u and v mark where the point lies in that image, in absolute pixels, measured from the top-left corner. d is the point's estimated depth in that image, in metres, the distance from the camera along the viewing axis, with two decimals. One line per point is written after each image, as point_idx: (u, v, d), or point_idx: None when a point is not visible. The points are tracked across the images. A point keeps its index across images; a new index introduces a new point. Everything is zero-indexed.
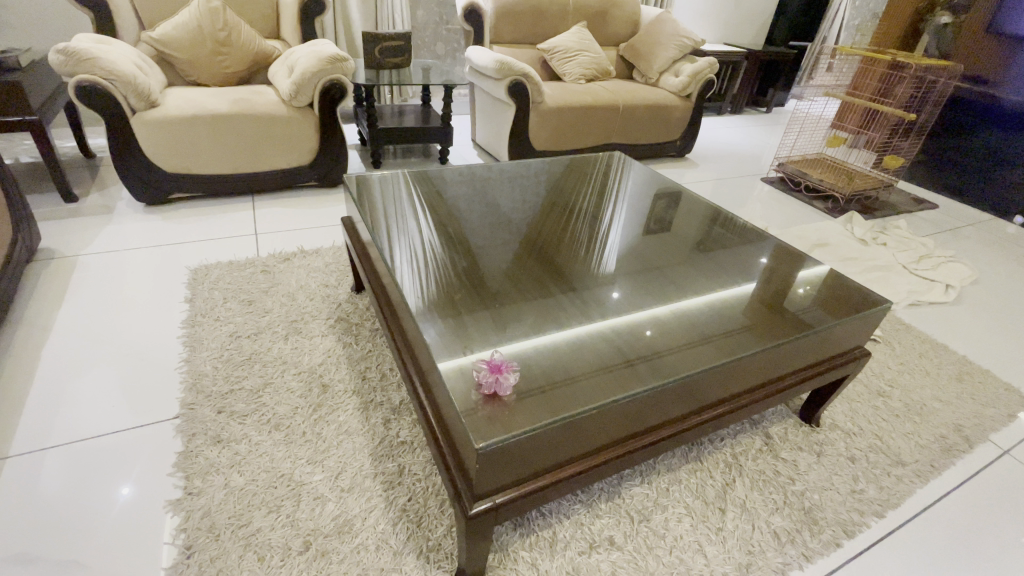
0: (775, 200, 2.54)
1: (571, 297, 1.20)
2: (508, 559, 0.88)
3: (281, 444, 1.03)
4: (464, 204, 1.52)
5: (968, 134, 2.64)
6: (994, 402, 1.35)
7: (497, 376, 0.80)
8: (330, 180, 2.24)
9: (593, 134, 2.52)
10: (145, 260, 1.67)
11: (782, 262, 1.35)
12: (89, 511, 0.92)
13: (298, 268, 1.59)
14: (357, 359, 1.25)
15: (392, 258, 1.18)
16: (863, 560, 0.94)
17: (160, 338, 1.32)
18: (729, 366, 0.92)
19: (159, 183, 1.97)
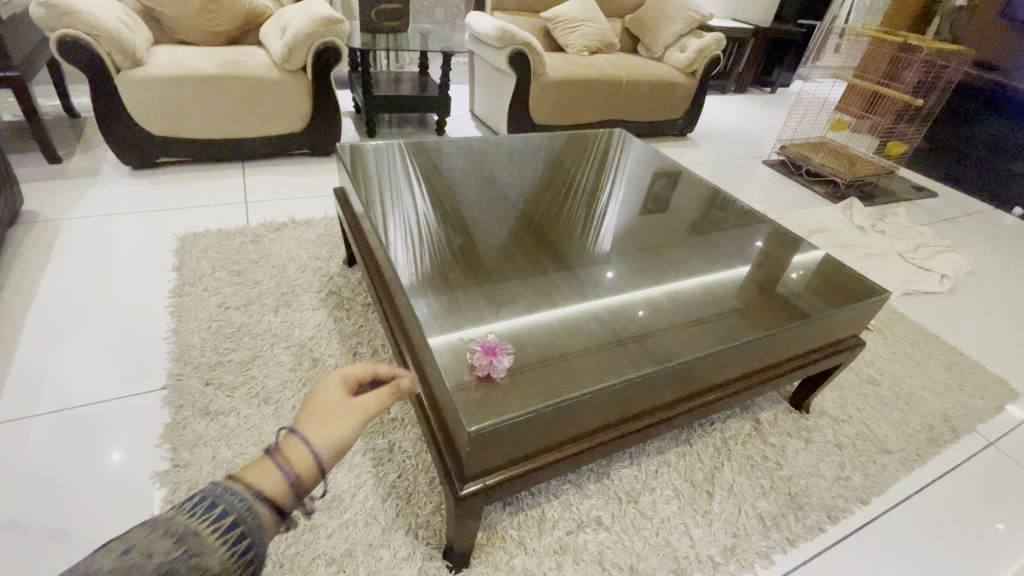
0: (776, 183, 2.51)
1: (566, 276, 1.18)
2: (496, 537, 0.89)
3: (269, 417, 1.02)
4: (461, 178, 1.48)
5: (972, 122, 2.61)
6: (982, 393, 1.36)
7: (490, 359, 0.79)
8: (322, 148, 2.18)
9: (594, 108, 2.46)
10: (133, 225, 1.62)
11: (781, 247, 1.33)
12: (77, 480, 0.91)
13: (288, 239, 1.56)
14: (348, 334, 1.23)
15: (385, 232, 1.15)
16: (845, 546, 0.96)
17: (147, 307, 1.30)
18: (725, 352, 0.91)
19: (144, 147, 1.91)
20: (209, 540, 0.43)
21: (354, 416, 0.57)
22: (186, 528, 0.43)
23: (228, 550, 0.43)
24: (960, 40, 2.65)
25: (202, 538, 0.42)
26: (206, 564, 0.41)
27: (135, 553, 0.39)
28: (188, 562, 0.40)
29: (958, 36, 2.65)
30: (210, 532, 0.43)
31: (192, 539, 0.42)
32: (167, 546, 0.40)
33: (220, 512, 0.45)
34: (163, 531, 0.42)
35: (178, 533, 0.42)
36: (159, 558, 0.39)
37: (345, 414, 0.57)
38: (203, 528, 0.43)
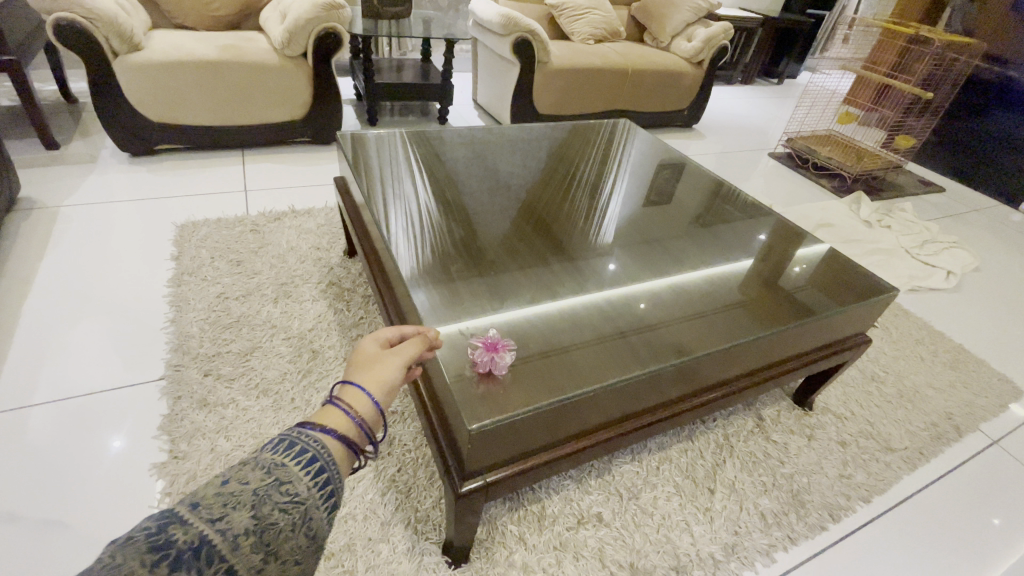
0: (782, 177, 2.48)
1: (568, 268, 1.17)
2: (496, 532, 0.88)
3: (268, 410, 1.01)
4: (463, 168, 1.46)
5: (982, 116, 2.57)
6: (987, 391, 1.35)
7: (492, 355, 0.78)
8: (323, 137, 2.16)
9: (599, 98, 2.42)
10: (132, 213, 1.61)
11: (787, 241, 1.32)
12: (76, 470, 0.91)
13: (289, 229, 1.54)
14: (348, 326, 1.22)
15: (386, 223, 1.14)
16: (847, 545, 0.95)
17: (146, 296, 1.29)
18: (729, 350, 0.90)
19: (143, 133, 1.88)
20: (294, 474, 0.45)
21: (396, 362, 0.62)
22: (273, 465, 0.44)
23: (313, 485, 0.45)
24: (972, 32, 2.59)
25: (289, 472, 0.44)
26: (297, 497, 0.43)
27: (231, 490, 0.41)
28: (279, 494, 0.42)
29: (970, 28, 2.60)
30: (295, 467, 0.45)
31: (280, 474, 0.44)
32: (259, 479, 0.42)
33: (300, 451, 0.46)
34: (254, 469, 0.43)
35: (267, 470, 0.43)
36: (253, 494, 0.41)
37: (387, 359, 0.61)
38: (289, 465, 0.45)
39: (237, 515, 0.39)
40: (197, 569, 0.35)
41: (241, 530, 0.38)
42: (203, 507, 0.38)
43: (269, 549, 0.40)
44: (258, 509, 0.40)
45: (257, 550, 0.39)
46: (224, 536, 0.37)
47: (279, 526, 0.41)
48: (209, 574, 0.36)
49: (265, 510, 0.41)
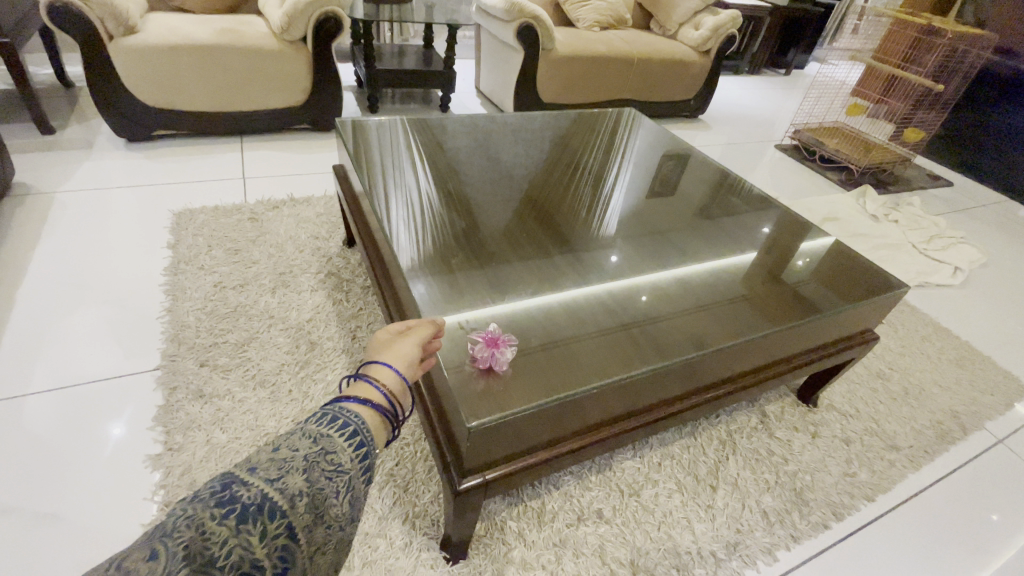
0: (787, 169, 2.45)
1: (571, 261, 1.14)
2: (495, 528, 0.87)
3: (265, 401, 1.00)
4: (464, 157, 1.43)
5: (993, 109, 2.53)
6: (993, 389, 1.33)
7: (493, 351, 0.76)
8: (323, 124, 2.13)
9: (603, 87, 2.38)
10: (129, 199, 1.59)
11: (794, 235, 1.29)
12: (70, 461, 0.89)
13: (287, 217, 1.52)
14: (347, 317, 1.20)
15: (386, 213, 1.11)
16: (850, 544, 0.94)
17: (142, 284, 1.27)
18: (734, 348, 0.88)
19: (140, 119, 1.85)
20: (338, 444, 0.53)
21: (410, 341, 0.70)
22: (318, 437, 0.53)
23: (353, 454, 0.54)
24: (985, 23, 2.53)
25: (332, 443, 0.53)
26: (338, 467, 0.52)
27: (285, 457, 0.49)
28: (326, 463, 0.51)
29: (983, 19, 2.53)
30: (338, 440, 0.54)
31: (325, 445, 0.52)
32: (307, 448, 0.51)
33: (342, 425, 0.55)
34: (303, 439, 0.52)
35: (314, 441, 0.52)
36: (304, 461, 0.50)
37: (402, 340, 0.69)
38: (332, 437, 0.53)
39: (292, 478, 0.48)
40: (264, 518, 0.43)
41: (295, 491, 0.47)
42: (263, 471, 0.47)
43: (316, 509, 0.48)
44: (308, 474, 0.49)
45: (308, 508, 0.47)
46: (283, 494, 0.46)
47: (323, 490, 0.50)
48: (274, 524, 0.44)
49: (313, 476, 0.49)
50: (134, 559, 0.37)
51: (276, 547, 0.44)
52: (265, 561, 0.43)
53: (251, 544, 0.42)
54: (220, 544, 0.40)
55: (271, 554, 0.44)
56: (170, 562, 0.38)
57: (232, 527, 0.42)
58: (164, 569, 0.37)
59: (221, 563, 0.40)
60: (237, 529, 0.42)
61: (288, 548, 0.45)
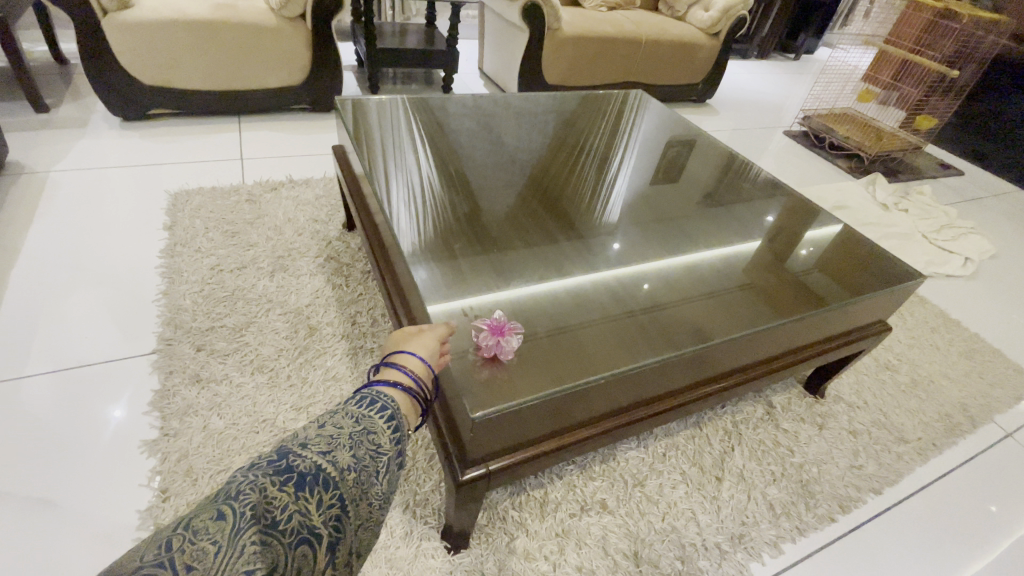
0: (796, 156, 2.40)
1: (575, 246, 1.12)
2: (496, 518, 0.86)
3: (263, 387, 0.98)
4: (467, 139, 1.39)
5: (1007, 97, 2.47)
6: (1003, 382, 1.31)
7: (498, 339, 0.74)
8: (322, 104, 2.08)
9: (610, 69, 2.33)
10: (125, 180, 1.56)
11: (805, 222, 1.26)
12: (64, 446, 0.88)
13: (286, 200, 1.49)
14: (347, 302, 1.18)
15: (387, 196, 1.08)
16: (856, 537, 0.93)
17: (138, 267, 1.24)
18: (744, 339, 0.86)
19: (135, 97, 1.81)
20: (380, 425, 0.54)
21: (433, 333, 0.70)
22: (359, 417, 0.54)
23: (393, 436, 0.54)
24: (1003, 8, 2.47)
25: (374, 423, 0.54)
26: (380, 446, 0.53)
27: (332, 433, 0.50)
28: (370, 442, 0.52)
29: None
30: (379, 421, 0.54)
31: (367, 424, 0.53)
32: (351, 427, 0.52)
33: (380, 407, 0.56)
34: (346, 419, 0.53)
35: (356, 421, 0.53)
36: (351, 438, 0.50)
37: (426, 332, 0.69)
38: (372, 418, 0.54)
39: (341, 452, 0.48)
40: (318, 489, 0.44)
41: (345, 465, 0.48)
42: (314, 444, 0.47)
43: (363, 485, 0.49)
44: (355, 450, 0.50)
45: (356, 483, 0.48)
46: (335, 467, 0.47)
47: (369, 467, 0.50)
48: (328, 495, 0.45)
49: (359, 452, 0.50)
50: (202, 518, 0.37)
51: (330, 516, 0.44)
52: (321, 529, 0.43)
53: (309, 511, 0.43)
54: (281, 510, 0.41)
55: (326, 524, 0.44)
56: (239, 521, 0.38)
57: (291, 494, 0.42)
58: (234, 526, 0.37)
59: (283, 526, 0.40)
60: (296, 496, 0.42)
61: (340, 520, 0.45)
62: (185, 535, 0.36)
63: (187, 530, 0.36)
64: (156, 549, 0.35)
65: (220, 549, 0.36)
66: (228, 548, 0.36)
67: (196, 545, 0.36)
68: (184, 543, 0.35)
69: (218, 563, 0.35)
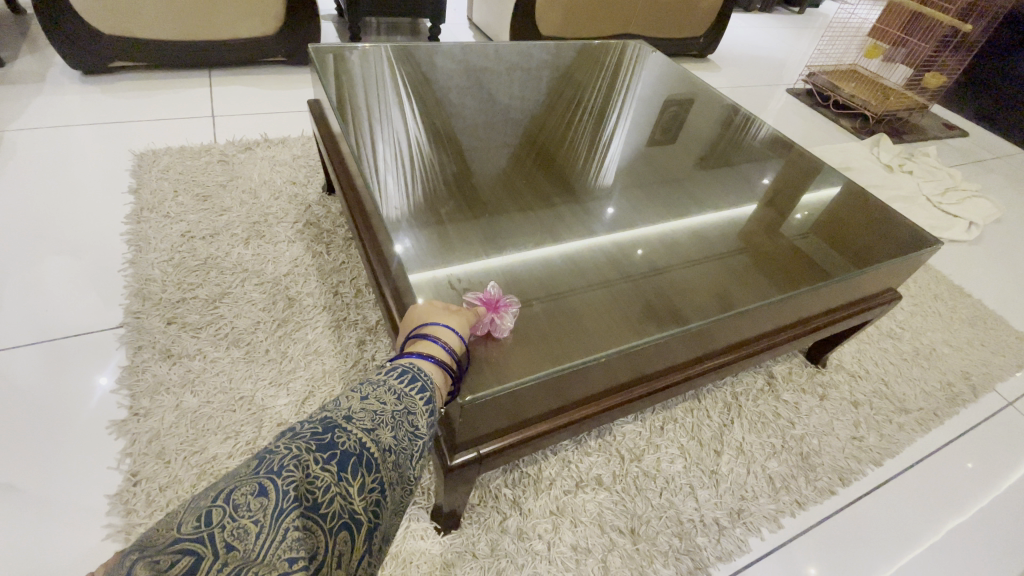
0: (799, 115, 2.31)
1: (572, 210, 1.05)
2: (488, 496, 0.82)
3: (239, 362, 0.92)
4: (456, 95, 1.29)
5: (1018, 54, 2.38)
6: (1005, 350, 1.29)
7: (492, 315, 0.68)
8: (299, 57, 1.94)
9: (607, 20, 2.19)
10: (87, 139, 1.44)
11: (813, 183, 1.18)
12: (23, 430, 0.82)
13: (262, 160, 1.39)
14: (328, 271, 1.11)
15: (369, 157, 1.00)
16: (854, 510, 0.91)
17: (101, 234, 1.15)
18: (755, 311, 0.81)
19: (94, 49, 1.67)
20: (417, 405, 0.50)
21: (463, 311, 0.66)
22: (400, 394, 0.49)
23: (428, 419, 0.50)
24: None
25: (413, 403, 0.49)
26: (418, 428, 0.48)
27: (375, 409, 0.46)
28: (409, 424, 0.47)
29: None
30: (417, 401, 0.50)
31: (407, 403, 0.49)
32: (393, 404, 0.47)
33: (419, 386, 0.51)
34: (387, 393, 0.48)
35: (397, 398, 0.48)
36: (392, 417, 0.46)
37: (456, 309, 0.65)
38: (413, 396, 0.50)
39: (384, 432, 0.44)
40: (360, 471, 0.39)
41: (386, 446, 0.43)
42: (357, 419, 0.43)
43: (401, 468, 0.45)
44: (396, 431, 0.45)
45: (395, 467, 0.44)
46: (378, 447, 0.42)
47: (407, 449, 0.46)
48: (370, 479, 0.40)
49: (399, 434, 0.46)
50: (242, 492, 0.33)
51: (371, 502, 0.40)
52: (362, 515, 0.38)
53: (350, 495, 0.38)
54: (324, 491, 0.37)
55: (366, 508, 0.39)
56: (281, 501, 0.34)
57: (334, 475, 0.38)
58: (276, 506, 0.33)
59: (324, 510, 0.36)
60: (337, 477, 0.38)
61: (380, 506, 0.41)
62: (225, 510, 0.32)
63: (227, 504, 0.33)
64: (195, 521, 0.32)
65: (261, 530, 0.32)
66: (270, 532, 0.32)
67: (236, 522, 0.32)
68: (224, 519, 0.32)
69: (260, 547, 0.32)
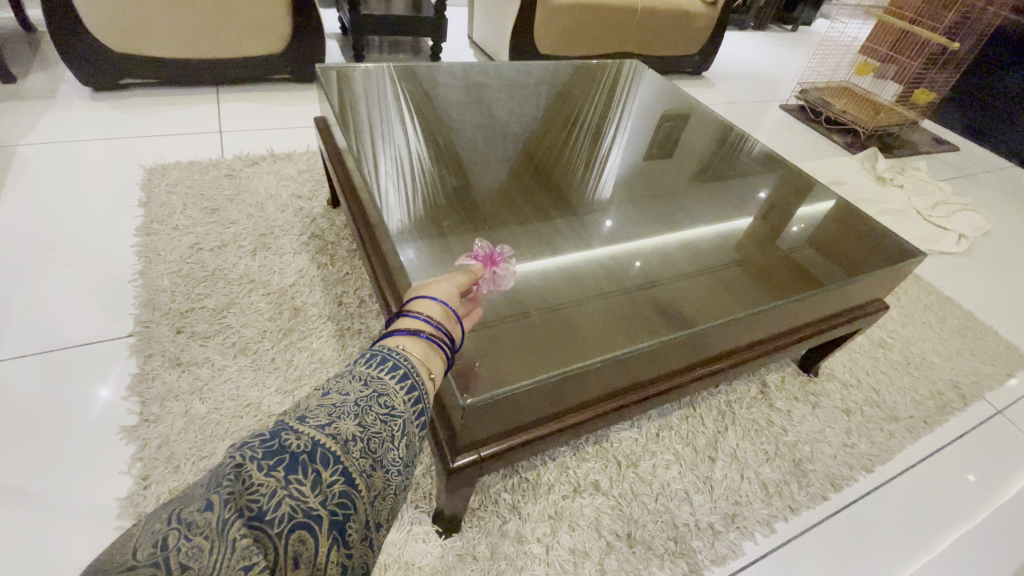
0: (792, 130, 2.36)
1: (569, 223, 1.08)
2: (489, 501, 0.84)
3: (246, 370, 0.95)
4: (457, 112, 1.33)
5: (1004, 71, 2.44)
6: (994, 359, 1.32)
7: (493, 272, 0.71)
8: (305, 74, 1.99)
9: (604, 37, 2.25)
10: (97, 154, 1.48)
11: (803, 197, 1.22)
12: (36, 436, 0.84)
13: (268, 174, 1.43)
14: (332, 282, 1.14)
15: (373, 171, 1.03)
16: (846, 516, 0.93)
17: (112, 246, 1.19)
18: (745, 319, 0.83)
19: (107, 66, 1.72)
20: (391, 387, 0.49)
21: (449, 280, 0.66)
22: (367, 380, 0.48)
23: (406, 398, 0.50)
24: None
25: (383, 386, 0.48)
26: (391, 410, 0.47)
27: (336, 401, 0.44)
28: (379, 407, 0.47)
29: None
30: (389, 382, 0.49)
31: (376, 387, 0.48)
32: (359, 392, 0.46)
33: (392, 366, 0.50)
34: (352, 382, 0.48)
35: (363, 385, 0.47)
36: (356, 405, 0.45)
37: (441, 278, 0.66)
38: (383, 379, 0.49)
39: (345, 422, 0.43)
40: (316, 468, 0.38)
41: (349, 436, 0.42)
42: (312, 417, 0.42)
43: (373, 454, 0.43)
44: (361, 418, 0.44)
45: (364, 454, 0.42)
46: (336, 440, 0.41)
47: (377, 434, 0.45)
48: (330, 474, 0.39)
49: (366, 420, 0.44)
50: (189, 510, 0.33)
51: (336, 495, 0.39)
52: (321, 511, 0.37)
53: (305, 493, 0.37)
54: (270, 496, 0.35)
55: (329, 503, 0.38)
56: (224, 514, 0.33)
57: (283, 478, 0.36)
58: (219, 521, 0.33)
59: (272, 516, 0.35)
60: (287, 479, 0.36)
61: (348, 496, 0.40)
62: (177, 532, 0.32)
63: (178, 526, 0.32)
64: (150, 548, 0.31)
65: (211, 546, 0.32)
66: (217, 547, 0.32)
67: (190, 542, 0.32)
68: (178, 541, 0.32)
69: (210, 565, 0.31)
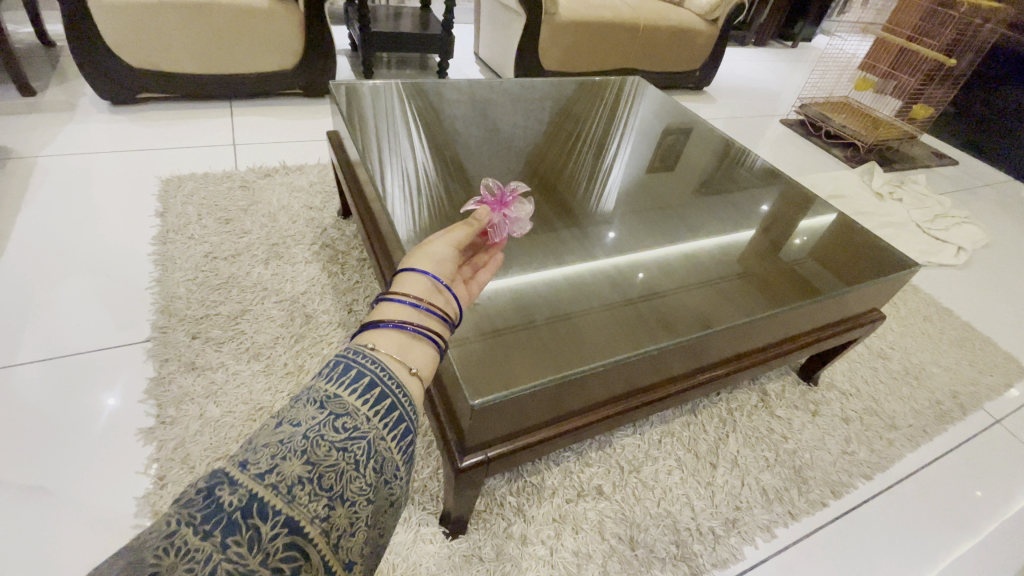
0: (791, 144, 2.40)
1: (572, 235, 1.12)
2: (495, 504, 0.86)
3: (259, 374, 0.98)
4: (463, 127, 1.37)
5: (1002, 87, 2.48)
6: (993, 369, 1.33)
7: (504, 212, 0.74)
8: (316, 88, 2.05)
9: (607, 54, 2.30)
10: (114, 166, 1.53)
11: (802, 209, 1.25)
12: (55, 437, 0.87)
13: (280, 186, 1.47)
14: (342, 290, 1.17)
15: (382, 183, 1.07)
16: (845, 523, 0.94)
17: (129, 254, 1.22)
18: (743, 328, 0.86)
19: (125, 81, 1.78)
20: (353, 404, 0.42)
21: (444, 240, 0.65)
22: (324, 401, 0.41)
23: (372, 412, 0.43)
24: None
25: (343, 404, 0.41)
26: (354, 431, 0.40)
27: (283, 434, 0.38)
28: (336, 429, 0.39)
29: None
30: (350, 398, 0.42)
31: (335, 407, 0.41)
32: (312, 419, 0.39)
33: (354, 378, 0.43)
34: (307, 405, 0.40)
35: (319, 408, 0.40)
36: (307, 435, 0.38)
37: (436, 238, 0.65)
38: (343, 396, 0.42)
39: (293, 459, 0.36)
40: (255, 525, 0.32)
41: (297, 475, 0.35)
42: (254, 461, 0.35)
43: (332, 490, 0.37)
44: (314, 450, 0.37)
45: (318, 493, 0.36)
46: (279, 487, 0.34)
47: (335, 464, 0.38)
48: (272, 527, 0.33)
49: (320, 452, 0.38)
50: None
51: (283, 549, 0.33)
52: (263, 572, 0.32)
53: (242, 555, 0.31)
54: (200, 565, 0.30)
55: (276, 561, 0.33)
56: None
57: (217, 542, 0.31)
58: None
59: None
60: (222, 543, 0.31)
61: (299, 548, 0.34)
62: None
63: None
64: None
65: None
66: None
67: None
68: None
69: None
